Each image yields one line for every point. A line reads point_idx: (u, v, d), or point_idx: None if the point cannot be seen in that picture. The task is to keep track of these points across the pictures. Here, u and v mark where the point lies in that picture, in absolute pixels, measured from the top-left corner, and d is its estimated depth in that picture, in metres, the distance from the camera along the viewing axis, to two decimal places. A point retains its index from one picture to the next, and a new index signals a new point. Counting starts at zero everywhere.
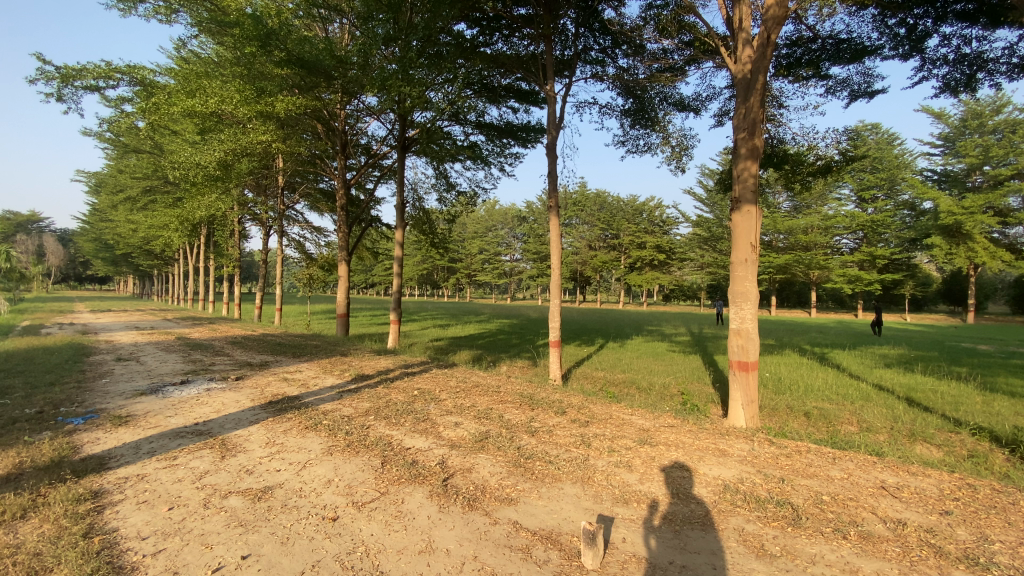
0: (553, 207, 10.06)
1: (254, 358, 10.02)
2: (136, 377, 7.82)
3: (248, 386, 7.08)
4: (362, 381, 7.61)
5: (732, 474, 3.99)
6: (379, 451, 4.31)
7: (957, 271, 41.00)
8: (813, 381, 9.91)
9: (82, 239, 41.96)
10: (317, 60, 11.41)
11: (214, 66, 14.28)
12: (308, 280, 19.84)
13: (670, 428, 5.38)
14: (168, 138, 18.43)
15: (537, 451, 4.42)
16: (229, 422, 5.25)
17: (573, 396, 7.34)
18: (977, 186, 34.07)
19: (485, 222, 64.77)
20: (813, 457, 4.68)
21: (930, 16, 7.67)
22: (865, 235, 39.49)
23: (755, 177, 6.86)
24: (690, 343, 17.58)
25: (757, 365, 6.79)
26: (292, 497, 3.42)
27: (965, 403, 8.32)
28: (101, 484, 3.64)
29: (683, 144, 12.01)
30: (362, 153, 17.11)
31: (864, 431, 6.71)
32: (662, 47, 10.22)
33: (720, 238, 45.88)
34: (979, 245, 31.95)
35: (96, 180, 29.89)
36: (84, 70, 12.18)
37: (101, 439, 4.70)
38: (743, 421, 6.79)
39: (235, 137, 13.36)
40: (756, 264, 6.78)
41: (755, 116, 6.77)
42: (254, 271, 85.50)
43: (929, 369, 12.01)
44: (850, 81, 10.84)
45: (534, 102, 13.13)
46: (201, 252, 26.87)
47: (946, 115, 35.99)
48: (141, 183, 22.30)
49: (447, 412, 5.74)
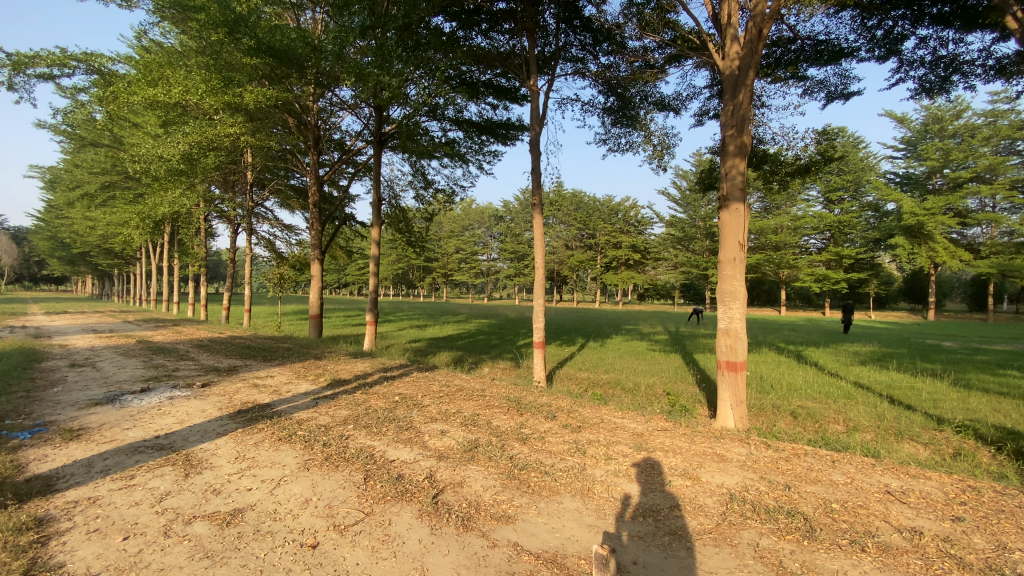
0: (537, 204, 9.79)
1: (223, 363, 9.47)
2: (92, 385, 7.24)
3: (216, 393, 6.62)
4: (339, 386, 7.20)
5: (735, 481, 3.83)
6: (360, 465, 4.00)
7: (918, 270, 42.61)
8: (794, 380, 9.94)
9: (36, 237, 39.82)
10: (290, 48, 11.01)
11: (179, 57, 13.60)
12: (279, 280, 19.09)
13: (664, 432, 5.20)
14: (128, 130, 17.51)
15: (531, 460, 4.16)
16: (195, 434, 4.84)
17: (560, 399, 7.12)
18: (937, 188, 35.51)
19: (461, 222, 64.37)
20: (812, 460, 4.55)
21: (907, 18, 7.71)
22: (833, 235, 40.62)
23: (744, 175, 6.76)
24: (669, 342, 17.63)
25: (746, 365, 6.69)
26: (266, 521, 3.07)
27: (942, 400, 8.46)
28: (45, 510, 3.22)
29: (665, 143, 11.96)
30: (335, 149, 16.56)
31: (851, 430, 6.72)
32: (643, 45, 10.11)
33: (694, 238, 46.61)
34: (940, 245, 33.18)
35: (51, 175, 28.33)
36: (38, 58, 11.37)
37: (49, 457, 4.22)
38: (732, 421, 6.67)
39: (200, 128, 12.67)
40: (744, 262, 6.66)
41: (743, 113, 6.68)
42: (221, 270, 83.01)
43: (902, 366, 12.32)
44: (827, 83, 10.99)
45: (514, 99, 12.91)
46: (165, 251, 25.71)
47: (909, 120, 37.44)
48: (100, 178, 21.14)
49: (432, 419, 5.43)
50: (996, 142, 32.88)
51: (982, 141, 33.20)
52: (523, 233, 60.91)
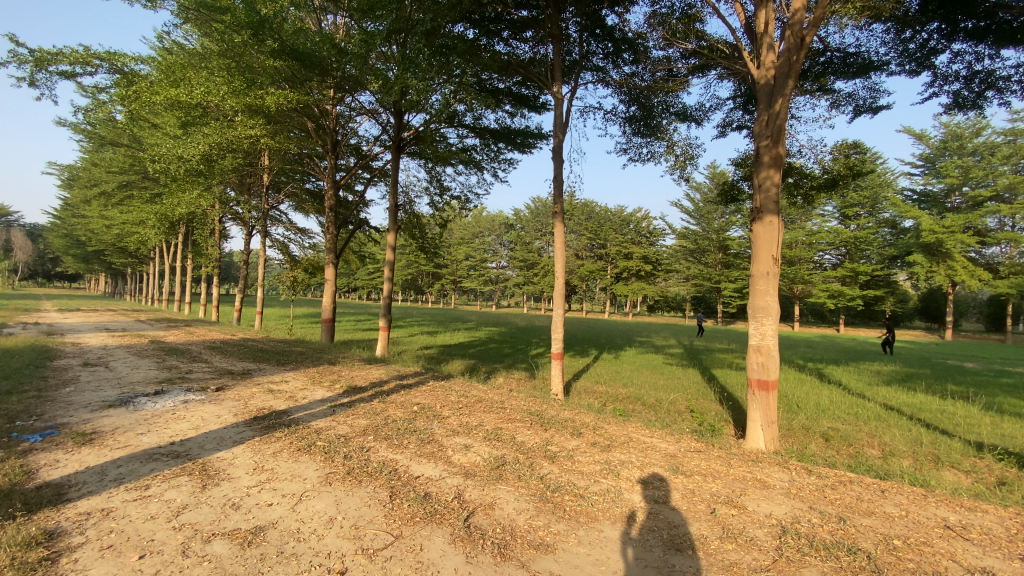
0: (559, 212, 9.62)
1: (236, 365, 9.34)
2: (105, 386, 7.10)
3: (230, 398, 6.45)
4: (355, 394, 7.01)
5: (784, 511, 3.59)
6: (385, 481, 3.80)
7: (935, 288, 41.93)
8: (820, 399, 9.63)
9: (52, 234, 40.18)
10: (313, 51, 10.92)
11: (201, 60, 13.66)
12: (291, 283, 19.05)
13: (698, 454, 4.96)
14: (147, 131, 17.65)
15: (563, 482, 3.94)
16: (211, 442, 4.67)
17: (582, 414, 6.88)
18: (956, 206, 35.00)
19: (472, 229, 64.47)
20: (859, 488, 4.29)
21: (941, 32, 7.48)
22: (848, 251, 40.08)
23: (778, 187, 6.54)
24: (684, 355, 17.35)
25: (778, 384, 6.42)
26: (289, 542, 2.88)
27: (977, 424, 8.14)
28: (56, 523, 3.04)
29: (687, 153, 11.77)
30: (352, 154, 16.55)
31: (887, 456, 6.43)
32: (667, 55, 9.98)
33: (706, 251, 46.22)
34: (958, 263, 32.58)
35: (70, 174, 28.65)
36: (60, 55, 11.44)
37: (60, 462, 4.06)
38: (762, 443, 6.39)
39: (220, 130, 12.64)
40: (778, 277, 6.42)
41: (779, 124, 6.47)
42: (232, 271, 83.78)
43: (929, 388, 11.93)
44: (855, 96, 10.78)
45: (533, 108, 12.80)
46: (179, 251, 25.82)
47: (927, 137, 36.98)
48: (117, 177, 21.27)
49: (453, 433, 5.23)
50: (1016, 161, 32.46)
51: (1002, 159, 32.75)
52: (533, 242, 60.81)
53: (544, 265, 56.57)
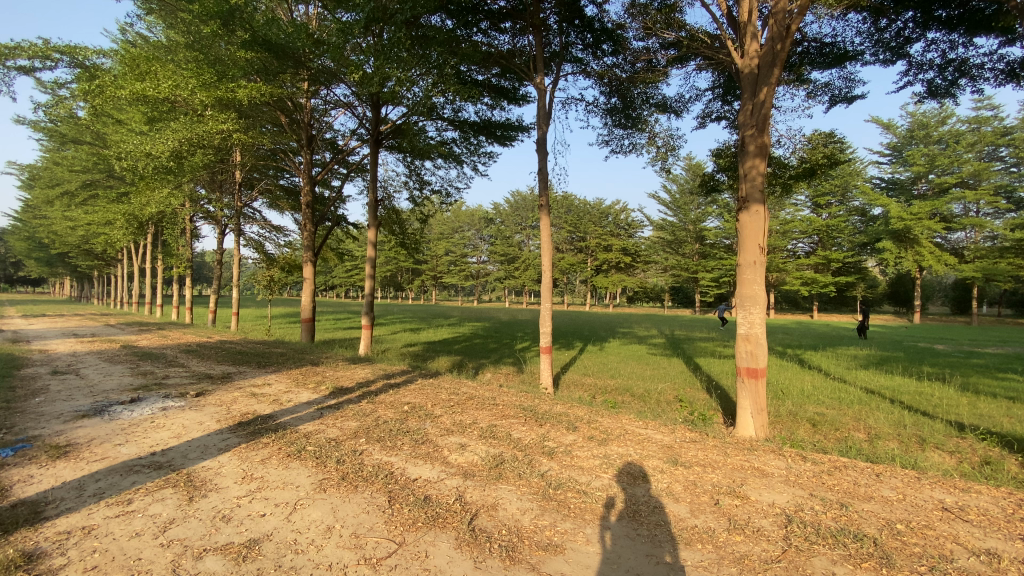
0: (544, 205, 9.53)
1: (215, 369, 9.03)
2: (76, 395, 6.76)
3: (212, 404, 6.21)
4: (343, 395, 6.84)
5: (786, 499, 3.61)
6: (382, 485, 3.67)
7: (903, 274, 43.33)
8: (803, 385, 9.80)
9: (12, 237, 38.43)
10: (286, 42, 10.54)
11: (167, 52, 13.14)
12: (268, 282, 18.55)
13: (694, 444, 4.96)
14: (111, 127, 16.90)
15: (565, 478, 3.88)
16: (195, 451, 4.47)
17: (573, 407, 6.85)
18: (923, 193, 36.12)
19: (451, 224, 63.93)
20: (856, 474, 4.35)
21: (914, 22, 7.62)
22: (820, 239, 41.01)
23: (763, 176, 6.56)
24: (667, 345, 17.53)
25: (766, 371, 6.47)
26: (287, 555, 2.74)
27: (953, 405, 8.40)
28: (34, 543, 2.84)
29: (669, 144, 11.82)
30: (327, 148, 16.16)
31: (873, 439, 6.58)
32: (647, 45, 9.95)
33: (684, 242, 46.82)
34: (925, 249, 33.65)
35: (29, 173, 27.39)
36: (18, 49, 10.81)
37: (34, 478, 3.82)
38: (751, 430, 6.45)
39: (189, 124, 12.15)
40: (765, 266, 6.47)
41: (764, 112, 6.49)
42: (205, 272, 81.63)
43: (905, 370, 12.27)
44: (831, 86, 10.96)
45: (513, 99, 12.64)
46: (148, 252, 24.95)
47: (895, 126, 38.01)
48: (80, 177, 20.38)
49: (448, 432, 5.12)
50: (979, 149, 33.60)
51: (967, 147, 33.84)
52: (513, 236, 60.75)
53: (525, 259, 56.56)
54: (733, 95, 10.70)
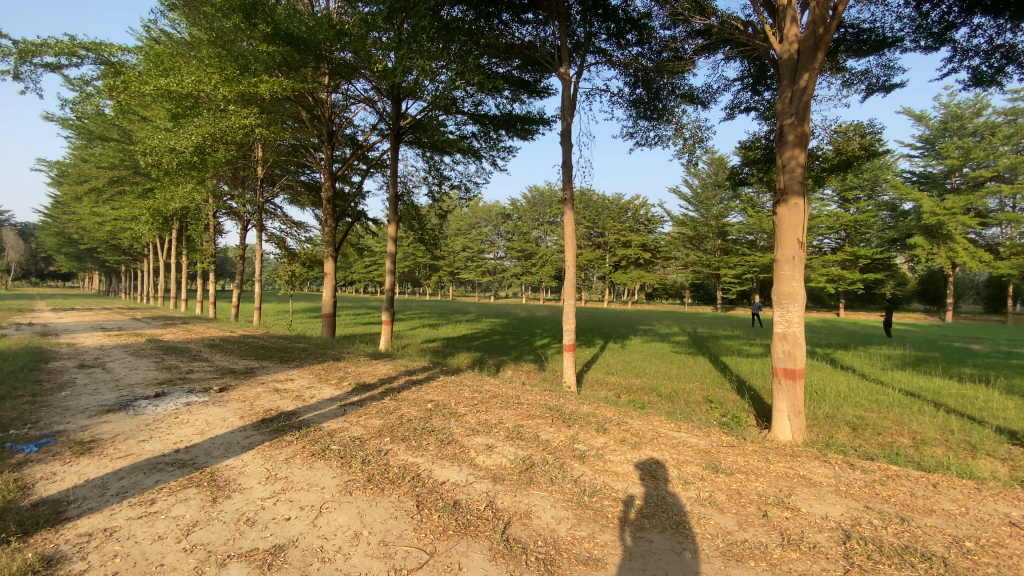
0: (568, 199, 9.28)
1: (238, 364, 9.03)
2: (102, 389, 6.79)
3: (235, 399, 6.15)
4: (365, 392, 6.74)
5: (840, 512, 3.39)
6: (409, 489, 3.53)
7: (934, 270, 41.90)
8: (838, 386, 9.40)
9: (44, 233, 39.55)
10: (308, 35, 10.42)
11: (189, 49, 13.20)
12: (289, 277, 18.66)
13: (732, 449, 4.72)
14: (137, 123, 17.12)
15: (599, 484, 3.68)
16: (218, 448, 4.39)
17: (601, 407, 6.64)
18: (956, 187, 34.80)
19: (468, 220, 63.92)
20: (910, 485, 4.08)
21: (957, 7, 7.18)
22: (847, 235, 39.83)
23: (803, 167, 6.25)
24: (691, 343, 17.15)
25: (805, 372, 6.16)
26: (313, 563, 2.61)
27: (1002, 409, 7.94)
28: (55, 546, 2.76)
29: (696, 136, 11.46)
30: (348, 144, 16.14)
31: (919, 445, 6.24)
32: (673, 34, 9.64)
33: (705, 238, 46.00)
34: (959, 245, 32.39)
35: (59, 171, 28.04)
36: (45, 46, 10.95)
37: (57, 475, 3.77)
38: (788, 433, 6.14)
39: (212, 120, 12.16)
40: (804, 262, 6.16)
41: (805, 100, 6.17)
42: (227, 268, 83.05)
43: (944, 372, 11.72)
44: (868, 74, 10.47)
45: (535, 92, 12.38)
46: (173, 247, 25.36)
47: (927, 118, 36.67)
48: (107, 173, 20.76)
49: (473, 432, 4.96)
50: (1016, 141, 32.22)
51: (1003, 139, 32.40)
52: (531, 232, 60.39)
53: (542, 255, 56.21)
54: (764, 85, 10.29)
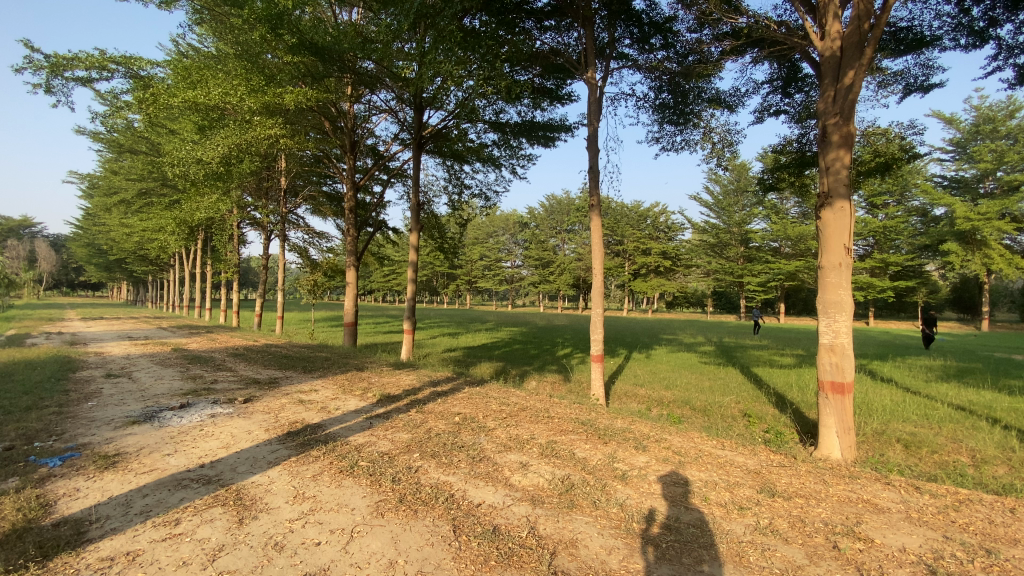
0: (595, 205, 9.05)
1: (262, 374, 8.95)
2: (128, 399, 6.74)
3: (260, 411, 6.02)
4: (390, 404, 6.56)
5: (918, 543, 3.06)
6: (444, 511, 3.31)
7: (968, 278, 40.41)
8: (881, 400, 8.93)
9: (75, 244, 40.70)
10: (331, 44, 10.35)
11: (216, 61, 13.40)
12: (311, 286, 18.72)
13: (784, 469, 4.40)
14: (164, 136, 17.43)
15: (646, 510, 3.41)
16: (243, 464, 4.23)
17: (635, 421, 6.35)
18: (990, 192, 33.58)
19: (485, 229, 64.02)
20: (988, 511, 3.71)
21: (1002, 5, 6.81)
22: (876, 241, 38.71)
23: (849, 169, 5.92)
24: (717, 353, 16.70)
25: (854, 387, 5.78)
26: None
27: None
28: (76, 572, 2.61)
29: (724, 140, 11.14)
30: (369, 154, 16.19)
31: (979, 464, 5.81)
32: (699, 37, 9.40)
33: (727, 245, 45.19)
34: (995, 252, 31.18)
35: (91, 184, 28.83)
36: (76, 60, 11.18)
37: (80, 492, 3.64)
38: (838, 451, 5.75)
39: (238, 130, 12.26)
40: (851, 269, 5.82)
41: (850, 99, 5.87)
42: (250, 277, 84.59)
43: (990, 383, 11.12)
44: (905, 74, 10.05)
45: (557, 98, 12.20)
46: (198, 257, 25.78)
47: (958, 121, 35.52)
48: (136, 185, 21.24)
49: (506, 448, 4.74)
50: None
51: None
52: (548, 240, 60.14)
53: (560, 264, 55.96)
54: (795, 87, 9.92)
